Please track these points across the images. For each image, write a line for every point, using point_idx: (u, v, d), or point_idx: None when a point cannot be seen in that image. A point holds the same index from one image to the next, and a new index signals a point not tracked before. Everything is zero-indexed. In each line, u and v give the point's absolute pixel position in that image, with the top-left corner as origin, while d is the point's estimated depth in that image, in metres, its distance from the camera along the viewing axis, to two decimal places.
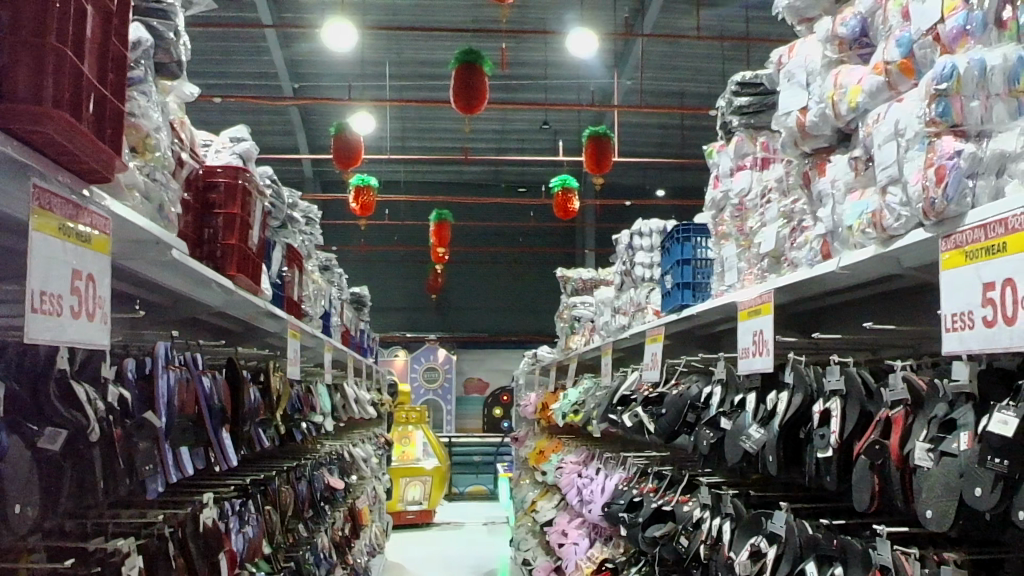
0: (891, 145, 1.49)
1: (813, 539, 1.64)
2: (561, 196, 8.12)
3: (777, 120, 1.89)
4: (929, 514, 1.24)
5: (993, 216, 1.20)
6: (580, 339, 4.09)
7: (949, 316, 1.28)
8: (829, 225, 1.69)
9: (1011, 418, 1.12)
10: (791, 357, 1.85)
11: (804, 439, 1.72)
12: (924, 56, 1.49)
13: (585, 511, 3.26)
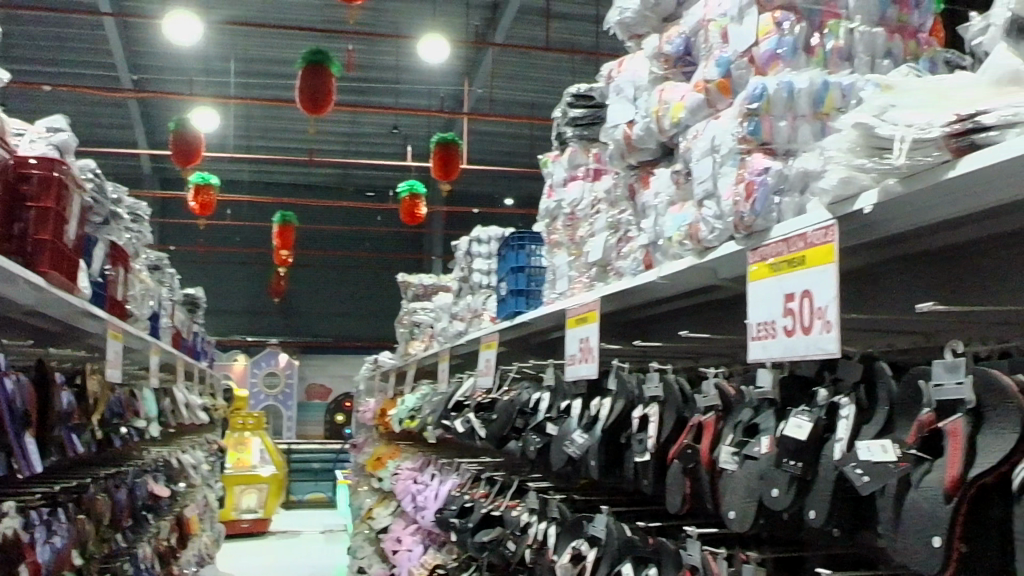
0: (708, 160, 1.55)
1: (629, 541, 1.69)
2: (409, 202, 8.08)
3: (604, 132, 1.94)
4: (732, 515, 1.30)
5: (796, 231, 1.27)
6: (419, 345, 4.09)
7: (755, 325, 1.34)
8: (651, 236, 1.74)
9: (806, 423, 1.20)
10: (614, 364, 1.90)
11: (624, 444, 1.77)
12: (740, 77, 1.56)
13: (419, 517, 3.26)
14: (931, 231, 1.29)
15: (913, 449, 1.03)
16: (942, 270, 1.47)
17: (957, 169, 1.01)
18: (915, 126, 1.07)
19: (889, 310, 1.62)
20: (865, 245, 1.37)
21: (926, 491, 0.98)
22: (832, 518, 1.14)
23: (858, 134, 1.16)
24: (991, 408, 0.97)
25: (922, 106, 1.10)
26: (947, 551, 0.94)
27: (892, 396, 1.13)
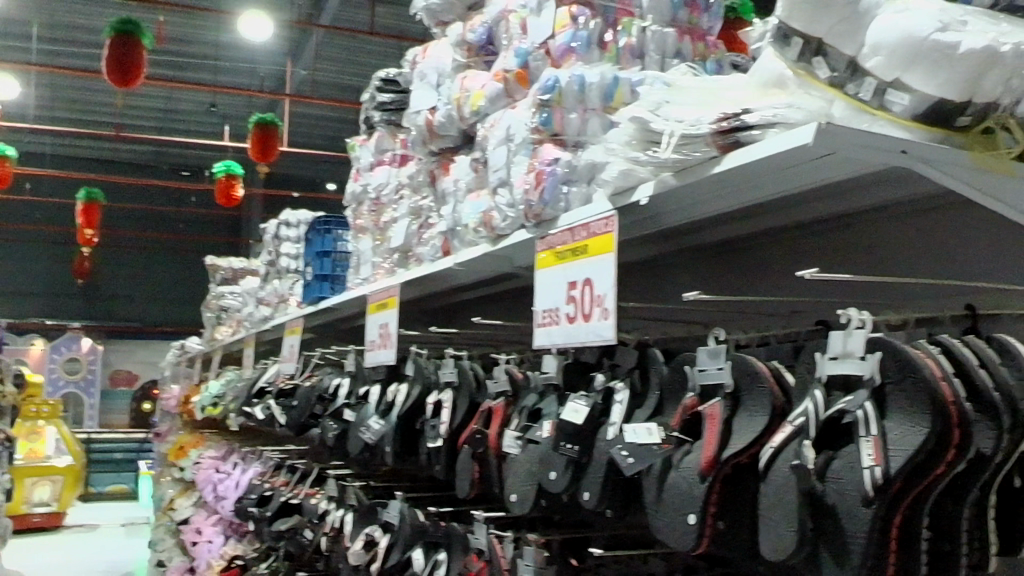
0: (502, 149, 1.57)
1: (421, 527, 1.70)
2: (224, 183, 7.82)
3: (407, 118, 1.94)
4: (513, 498, 1.33)
5: (581, 220, 1.30)
6: (225, 330, 3.97)
7: (540, 312, 1.37)
8: (449, 223, 1.75)
9: (582, 407, 1.24)
10: (413, 350, 1.90)
11: (419, 429, 1.77)
12: (537, 68, 1.59)
13: (219, 507, 3.18)
14: (706, 226, 1.36)
15: (676, 432, 1.09)
16: (713, 267, 1.57)
17: (722, 164, 1.08)
18: (683, 122, 1.11)
19: (662, 300, 1.71)
20: (647, 237, 1.43)
21: (686, 471, 1.04)
22: (604, 499, 1.18)
23: (634, 127, 1.19)
24: (745, 391, 1.03)
25: (694, 103, 1.15)
26: (701, 527, 1.01)
27: (662, 381, 1.18)
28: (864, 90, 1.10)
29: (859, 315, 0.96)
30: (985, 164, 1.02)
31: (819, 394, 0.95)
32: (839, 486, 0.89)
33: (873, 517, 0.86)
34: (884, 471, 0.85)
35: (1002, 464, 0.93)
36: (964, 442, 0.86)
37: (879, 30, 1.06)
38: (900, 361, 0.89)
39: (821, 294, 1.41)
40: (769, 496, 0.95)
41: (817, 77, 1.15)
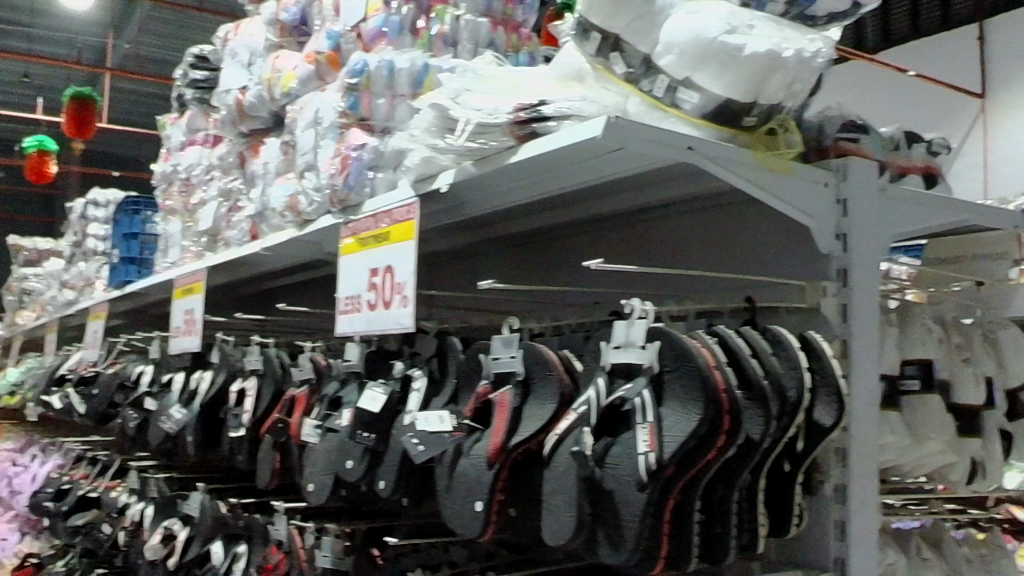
0: (310, 132, 1.54)
1: (221, 519, 1.65)
2: (37, 159, 7.35)
3: (217, 97, 1.87)
4: (311, 487, 1.31)
5: (383, 207, 1.29)
6: (28, 315, 3.75)
7: (343, 299, 1.35)
8: (258, 206, 1.70)
9: (380, 395, 1.23)
10: (219, 337, 1.83)
11: (222, 419, 1.72)
12: (348, 51, 1.56)
13: (14, 502, 3.01)
14: (510, 216, 1.38)
15: (468, 420, 1.10)
16: (519, 257, 1.61)
17: (518, 155, 1.09)
18: (481, 111, 1.12)
19: (462, 285, 1.73)
20: (455, 225, 1.44)
21: (475, 458, 1.05)
22: (399, 487, 1.18)
23: (435, 115, 1.20)
24: (536, 378, 1.06)
25: (494, 92, 1.16)
26: (487, 514, 1.02)
27: (459, 370, 1.19)
28: (657, 87, 1.13)
29: (641, 306, 1.00)
30: (767, 162, 1.09)
31: (602, 381, 0.98)
32: (617, 472, 0.92)
33: (647, 502, 0.90)
34: (657, 457, 0.89)
35: (771, 449, 0.99)
36: (733, 429, 0.91)
37: (671, 30, 1.10)
38: (678, 350, 0.94)
39: (611, 286, 1.45)
40: (552, 482, 0.97)
41: (614, 73, 1.18)
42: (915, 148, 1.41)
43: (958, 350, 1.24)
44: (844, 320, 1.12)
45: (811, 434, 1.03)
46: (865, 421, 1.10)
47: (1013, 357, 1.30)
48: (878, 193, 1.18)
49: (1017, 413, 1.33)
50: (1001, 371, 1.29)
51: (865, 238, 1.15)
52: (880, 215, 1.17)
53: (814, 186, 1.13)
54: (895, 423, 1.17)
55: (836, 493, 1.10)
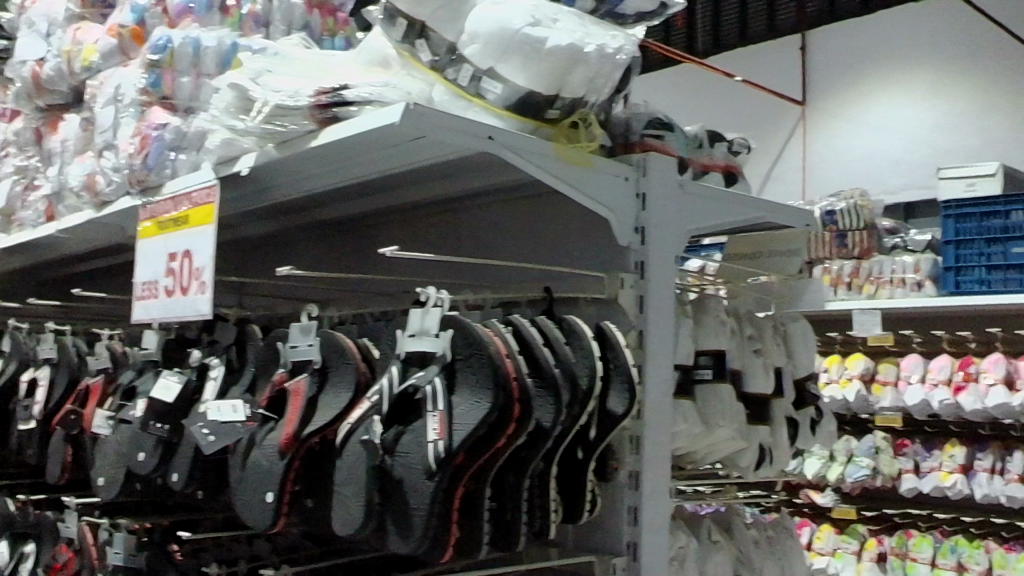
0: (110, 109, 1.46)
1: (9, 517, 1.55)
2: None
3: (12, 67, 1.76)
4: (100, 482, 1.25)
5: (183, 190, 1.24)
6: None
7: (139, 285, 1.29)
8: (55, 186, 1.61)
9: (175, 384, 1.19)
10: (11, 324, 1.73)
11: (12, 411, 1.62)
12: (153, 26, 1.49)
13: None
14: (318, 201, 1.35)
15: (262, 409, 1.08)
16: (330, 245, 1.58)
17: (319, 139, 1.07)
18: (281, 92, 1.09)
19: (265, 273, 1.69)
20: (261, 210, 1.40)
21: (268, 449, 1.03)
22: (193, 479, 1.14)
23: (234, 95, 1.16)
24: (334, 366, 1.04)
25: (296, 74, 1.13)
26: (278, 505, 1.01)
27: (257, 359, 1.16)
28: (462, 76, 1.13)
29: (437, 294, 0.99)
30: (568, 155, 1.11)
31: (395, 370, 0.97)
32: (407, 461, 0.92)
33: (436, 490, 0.91)
34: (446, 445, 0.89)
35: (563, 436, 1.01)
36: (523, 417, 0.93)
37: (476, 18, 1.10)
38: (470, 338, 0.94)
39: (414, 274, 1.45)
40: (343, 471, 0.96)
41: (420, 61, 1.17)
42: (718, 147, 1.45)
43: (750, 341, 1.29)
44: (641, 312, 1.15)
45: (604, 422, 1.05)
46: (658, 410, 1.13)
47: (800, 348, 1.35)
48: (677, 188, 1.21)
49: (805, 402, 1.38)
50: (790, 362, 1.35)
51: (662, 233, 1.18)
52: (677, 211, 1.21)
53: (614, 180, 1.15)
54: (689, 413, 1.19)
55: (630, 479, 1.13)
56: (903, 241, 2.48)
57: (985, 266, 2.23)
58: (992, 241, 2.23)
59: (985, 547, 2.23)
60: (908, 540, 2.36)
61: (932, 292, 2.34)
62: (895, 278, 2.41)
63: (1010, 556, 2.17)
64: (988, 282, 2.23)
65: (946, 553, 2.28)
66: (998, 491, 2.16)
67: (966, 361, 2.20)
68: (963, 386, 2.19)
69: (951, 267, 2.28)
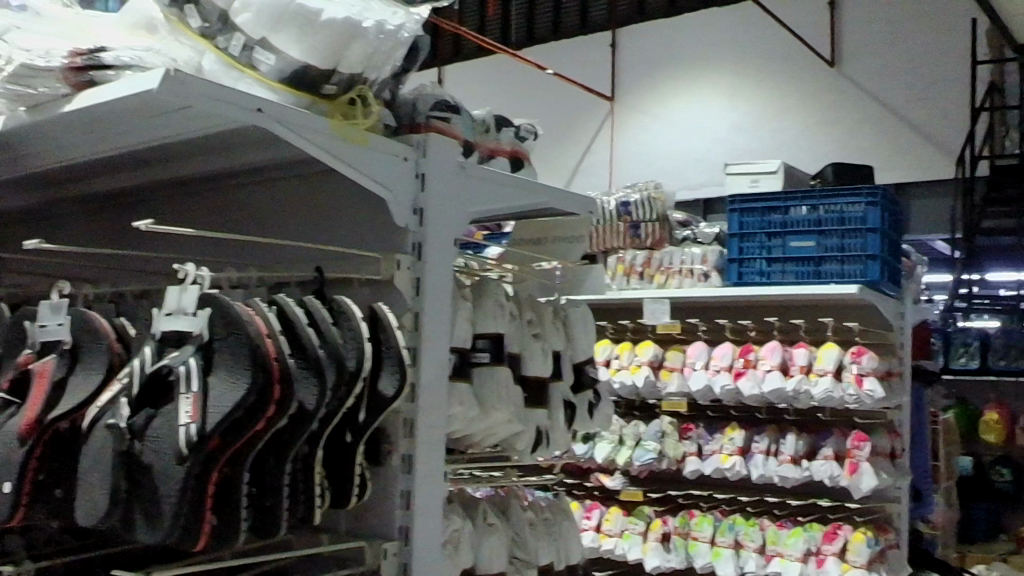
0: None
1: None
2: None
3: None
4: None
5: None
6: None
7: None
8: None
9: None
10: None
11: None
12: None
13: None
14: (82, 172, 1.26)
15: (3, 394, 1.00)
16: (101, 220, 1.49)
17: (74, 104, 1.00)
18: (29, 51, 1.00)
19: (23, 247, 1.58)
20: (18, 179, 1.29)
21: (6, 434, 0.95)
22: None
23: None
24: (84, 347, 0.97)
25: (49, 33, 1.05)
26: (17, 495, 0.94)
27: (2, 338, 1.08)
28: (233, 45, 1.07)
29: (197, 272, 0.95)
30: (342, 131, 1.08)
31: (148, 350, 0.92)
32: (156, 445, 0.88)
33: (186, 475, 0.87)
34: (199, 428, 0.86)
35: (327, 418, 0.98)
36: (284, 398, 0.90)
37: None
38: (227, 318, 0.90)
39: (191, 252, 1.39)
40: (87, 458, 0.90)
41: (188, 27, 1.09)
42: (504, 133, 1.46)
43: (529, 326, 1.30)
44: (417, 293, 1.14)
45: (374, 404, 1.04)
46: (432, 393, 1.13)
47: (580, 334, 1.38)
48: (457, 171, 1.21)
49: (583, 385, 1.40)
50: (569, 346, 1.37)
51: (441, 215, 1.17)
52: (455, 195, 1.20)
53: (392, 159, 1.13)
54: (465, 396, 1.18)
55: (402, 464, 1.11)
56: (692, 233, 2.59)
57: (766, 259, 2.34)
58: (773, 234, 2.34)
59: (761, 524, 2.29)
60: (690, 519, 2.39)
61: (717, 283, 2.42)
62: (684, 268, 2.48)
63: (783, 532, 2.25)
64: (768, 274, 2.33)
65: (725, 531, 2.33)
66: (772, 471, 2.26)
67: (746, 348, 2.29)
68: (742, 371, 2.28)
69: (735, 259, 2.37)
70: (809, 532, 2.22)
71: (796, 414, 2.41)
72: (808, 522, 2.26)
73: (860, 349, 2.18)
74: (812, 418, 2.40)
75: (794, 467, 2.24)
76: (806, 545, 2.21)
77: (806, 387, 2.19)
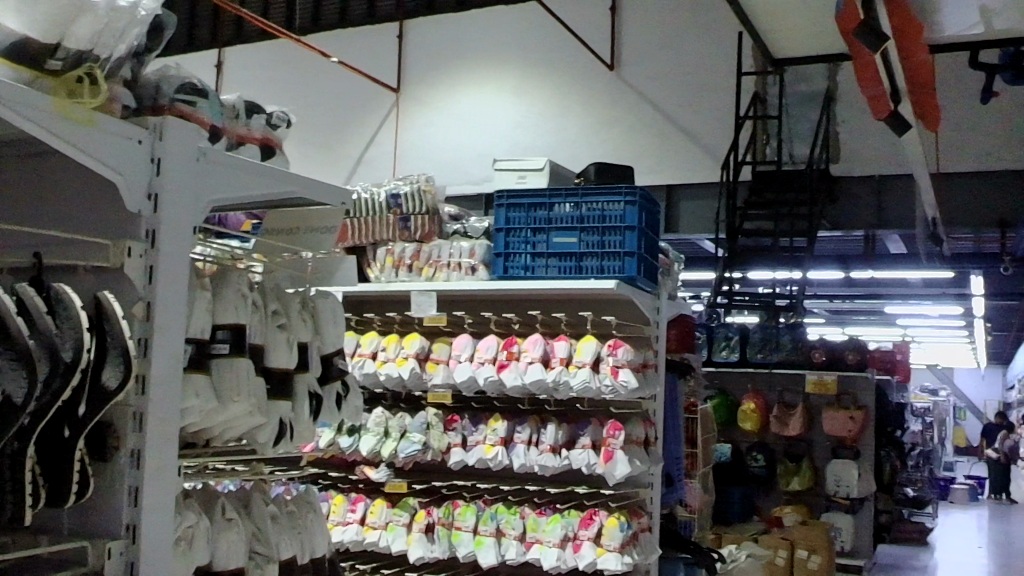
0: None
1: None
2: None
3: None
4: None
5: None
6: None
7: None
8: None
9: None
10: None
11: None
12: None
13: None
14: None
15: None
16: None
17: None
18: None
19: None
20: None
21: None
22: None
23: None
24: None
25: None
26: None
27: None
28: None
29: None
30: (66, 110, 1.02)
31: None
32: None
33: None
34: None
35: (39, 413, 0.93)
36: None
37: None
38: None
39: None
40: None
41: None
42: (255, 119, 1.43)
43: (274, 317, 1.29)
44: (149, 282, 1.09)
45: (95, 398, 0.99)
46: (165, 385, 1.09)
47: (328, 325, 1.38)
48: (196, 157, 1.17)
49: (330, 377, 1.39)
50: (316, 337, 1.37)
51: (178, 203, 1.13)
52: (192, 182, 1.16)
53: (123, 142, 1.08)
54: (200, 389, 1.15)
55: (130, 461, 1.07)
56: (462, 227, 2.62)
57: (530, 254, 2.40)
58: (537, 230, 2.40)
59: (521, 512, 2.35)
60: (453, 510, 2.42)
61: (483, 276, 2.47)
62: (452, 262, 2.51)
63: (542, 519, 2.31)
64: (532, 269, 2.40)
65: (487, 520, 2.37)
66: (533, 460, 2.32)
67: (510, 341, 2.35)
68: (505, 364, 2.34)
69: (500, 253, 2.43)
70: (567, 519, 2.29)
71: (556, 404, 2.49)
72: (566, 509, 2.33)
73: (616, 343, 2.27)
74: (571, 409, 2.49)
75: (553, 456, 2.31)
76: (564, 532, 2.28)
77: (565, 379, 2.27)
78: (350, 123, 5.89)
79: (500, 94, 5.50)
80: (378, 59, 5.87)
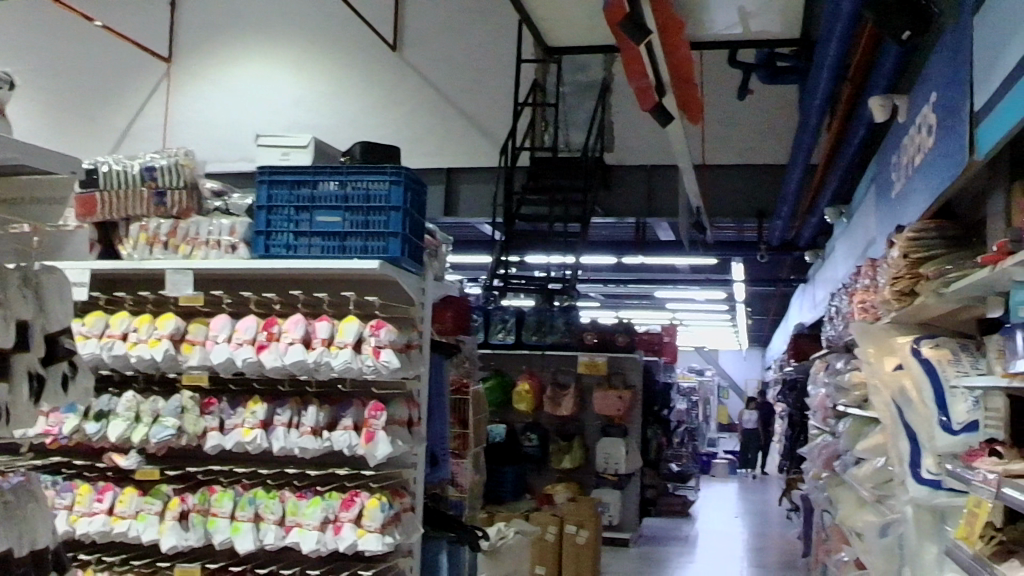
0: None
1: None
2: None
3: None
4: None
5: None
6: None
7: None
8: None
9: None
10: None
11: None
12: None
13: None
14: None
15: None
16: None
17: None
18: None
19: None
20: None
21: None
22: None
23: None
24: None
25: None
26: None
27: None
28: None
29: None
30: None
31: None
32: None
33: None
34: None
35: None
36: None
37: None
38: None
39: None
40: None
41: None
42: None
43: None
44: None
45: None
46: None
47: (54, 304, 1.31)
48: None
49: (55, 357, 1.33)
50: (40, 315, 1.29)
51: None
52: None
53: None
54: None
55: None
56: (223, 204, 2.57)
57: (293, 232, 2.35)
58: (300, 208, 2.34)
59: (280, 496, 2.30)
60: (210, 496, 2.34)
61: (244, 255, 2.40)
62: (210, 239, 2.44)
63: (303, 502, 2.27)
64: (293, 247, 2.35)
65: (244, 505, 2.30)
66: (292, 442, 2.27)
67: (270, 321, 2.30)
68: (265, 345, 2.28)
69: (262, 231, 2.36)
70: (327, 501, 2.25)
71: (317, 385, 2.46)
72: (328, 491, 2.30)
73: (379, 323, 2.25)
74: (333, 389, 2.46)
75: (314, 438, 2.27)
76: (324, 514, 2.24)
77: (326, 359, 2.23)
78: (115, 93, 5.58)
79: (280, 71, 5.37)
80: (146, 26, 5.57)
